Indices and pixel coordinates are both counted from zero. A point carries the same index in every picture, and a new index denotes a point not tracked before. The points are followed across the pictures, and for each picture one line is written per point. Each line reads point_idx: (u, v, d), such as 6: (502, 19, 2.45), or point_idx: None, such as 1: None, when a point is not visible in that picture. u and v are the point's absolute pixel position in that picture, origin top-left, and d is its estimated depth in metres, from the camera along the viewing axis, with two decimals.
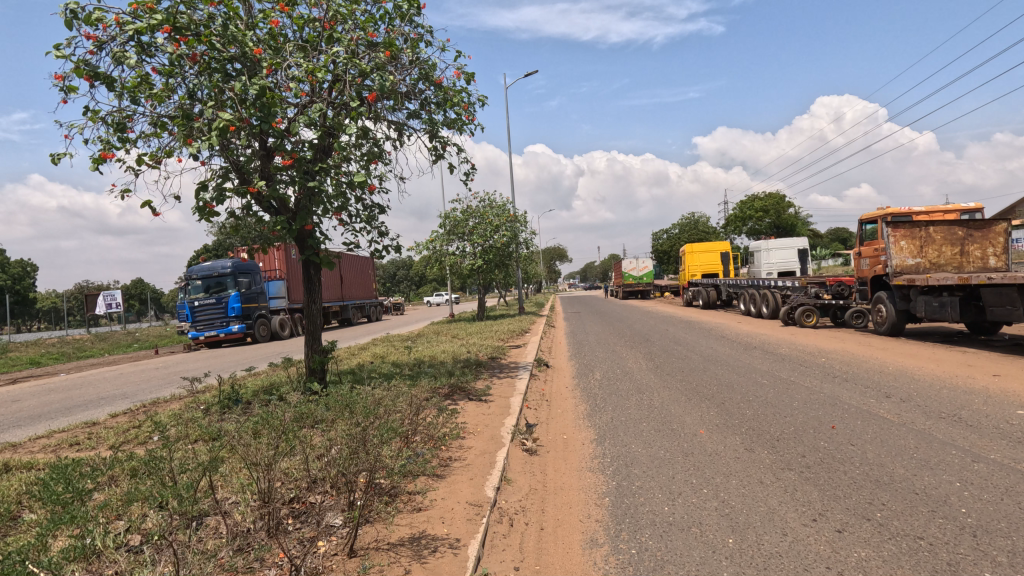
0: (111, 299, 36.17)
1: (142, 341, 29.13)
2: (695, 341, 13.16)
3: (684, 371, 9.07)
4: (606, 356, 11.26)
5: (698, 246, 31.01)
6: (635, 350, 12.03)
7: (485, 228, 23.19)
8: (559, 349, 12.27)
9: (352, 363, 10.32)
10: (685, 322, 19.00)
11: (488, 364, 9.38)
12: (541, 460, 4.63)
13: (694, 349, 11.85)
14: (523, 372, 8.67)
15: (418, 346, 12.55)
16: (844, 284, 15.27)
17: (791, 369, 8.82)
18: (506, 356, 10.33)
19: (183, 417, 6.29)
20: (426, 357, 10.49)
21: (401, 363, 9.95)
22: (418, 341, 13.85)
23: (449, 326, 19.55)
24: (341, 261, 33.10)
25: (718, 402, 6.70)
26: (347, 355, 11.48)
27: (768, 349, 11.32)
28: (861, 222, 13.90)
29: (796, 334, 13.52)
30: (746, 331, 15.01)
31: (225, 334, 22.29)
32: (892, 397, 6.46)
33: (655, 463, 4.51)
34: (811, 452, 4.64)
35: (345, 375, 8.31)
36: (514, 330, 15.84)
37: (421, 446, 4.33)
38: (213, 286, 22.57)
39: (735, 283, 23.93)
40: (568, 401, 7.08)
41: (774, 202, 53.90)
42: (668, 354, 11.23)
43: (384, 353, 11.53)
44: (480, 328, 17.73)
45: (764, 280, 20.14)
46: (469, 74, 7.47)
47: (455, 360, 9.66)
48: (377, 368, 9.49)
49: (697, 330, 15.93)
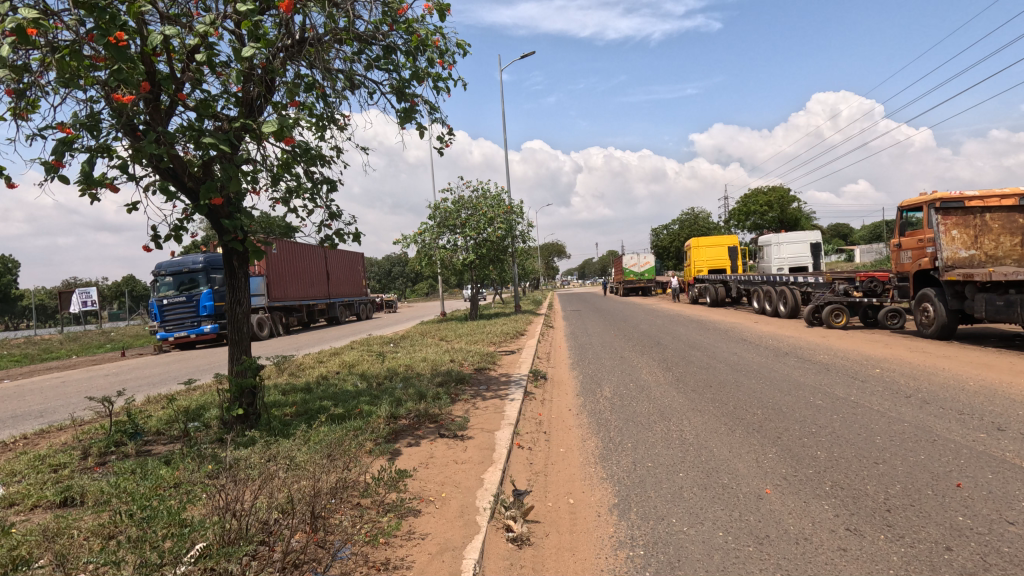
0: (87, 296, 34.39)
1: (117, 341, 27.49)
2: (715, 346, 11.54)
3: (713, 386, 7.40)
4: (614, 364, 9.64)
5: (705, 240, 29.37)
6: (647, 356, 10.39)
7: (479, 220, 21.51)
8: (559, 355, 10.63)
9: (313, 377, 8.65)
10: (696, 322, 17.34)
11: (473, 377, 7.72)
12: (536, 558, 2.93)
13: (715, 355, 10.24)
14: (515, 389, 7.01)
15: (397, 353, 10.87)
16: (878, 280, 13.60)
17: (843, 383, 7.18)
18: (496, 366, 8.65)
19: (48, 462, 4.62)
20: (401, 368, 8.81)
21: (371, 377, 8.30)
22: (398, 346, 12.15)
23: (438, 326, 17.89)
24: (328, 257, 31.38)
25: (772, 435, 5.04)
26: (310, 364, 9.81)
27: (803, 355, 9.69)
28: (901, 210, 12.27)
29: (828, 337, 11.87)
30: (769, 333, 13.37)
31: (196, 335, 20.54)
32: (1009, 431, 4.81)
33: (716, 563, 2.83)
34: (956, 539, 2.98)
35: (292, 398, 6.63)
36: (507, 331, 14.16)
37: (342, 546, 2.67)
38: (184, 283, 20.86)
39: (747, 279, 22.26)
40: (571, 430, 5.43)
41: (779, 195, 52.20)
42: (688, 361, 9.59)
43: (355, 362, 9.86)
44: (472, 329, 16.06)
45: (781, 276, 18.48)
46: (444, 6, 5.77)
47: (433, 373, 8.00)
48: (339, 385, 7.82)
49: (712, 332, 14.28)
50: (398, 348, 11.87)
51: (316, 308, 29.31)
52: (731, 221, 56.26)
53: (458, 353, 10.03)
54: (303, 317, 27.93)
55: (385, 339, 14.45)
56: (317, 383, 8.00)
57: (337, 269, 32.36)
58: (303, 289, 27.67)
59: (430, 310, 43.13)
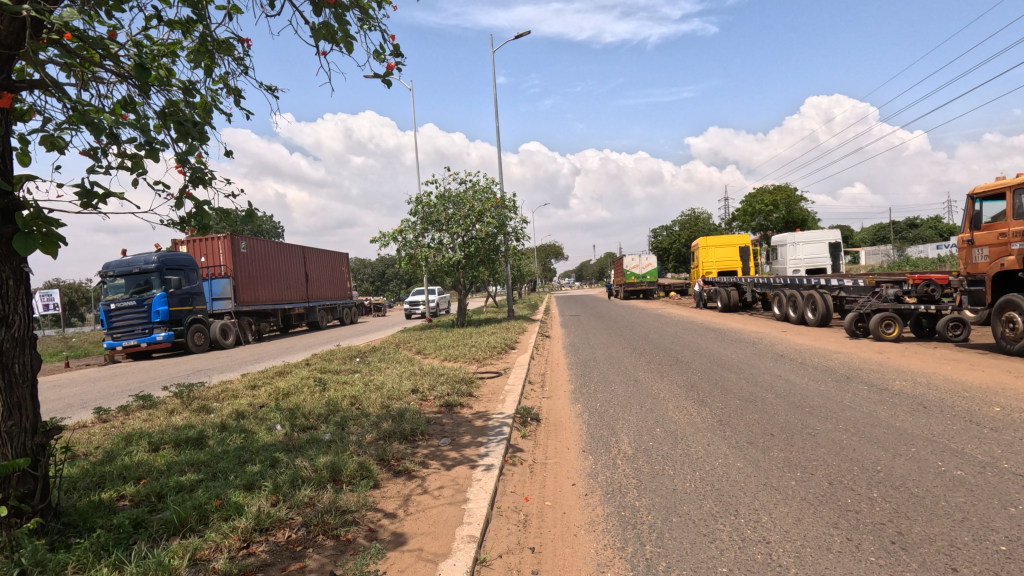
0: (48, 300, 31.94)
1: (75, 348, 25.24)
2: (751, 365, 9.32)
3: (777, 436, 5.18)
4: (629, 394, 7.42)
5: (714, 239, 27.18)
6: (671, 381, 8.16)
7: (466, 215, 19.34)
8: (557, 380, 8.36)
9: (224, 416, 6.37)
10: (714, 330, 15.16)
11: (436, 419, 5.54)
12: None
13: (756, 379, 8.05)
14: (492, 444, 4.72)
15: (352, 377, 8.63)
16: (935, 284, 11.32)
17: (969, 435, 4.95)
18: (471, 400, 6.46)
19: None
20: (346, 403, 6.53)
21: (302, 418, 6.04)
22: (361, 368, 9.96)
23: (421, 335, 15.77)
24: (308, 257, 29.16)
25: (941, 566, 2.80)
26: (233, 393, 7.62)
27: (871, 381, 7.48)
28: (974, 198, 10.11)
29: (886, 353, 9.68)
30: (809, 347, 11.15)
31: (147, 344, 18.19)
32: None
33: None
34: None
35: (152, 463, 4.40)
36: (496, 344, 11.95)
37: None
38: (134, 285, 18.50)
39: (765, 281, 20.09)
40: (580, 542, 3.19)
41: (785, 194, 50.19)
42: (725, 389, 7.38)
43: (292, 390, 7.58)
44: (454, 340, 13.83)
45: (807, 278, 16.33)
46: None
47: (384, 414, 5.72)
48: (251, 433, 5.55)
49: (737, 344, 12.09)
50: (360, 371, 9.62)
51: (293, 312, 27.06)
52: (735, 221, 54.13)
53: (426, 378, 7.76)
54: (279, 323, 25.68)
55: (350, 356, 12.24)
56: (222, 429, 5.73)
57: (317, 270, 30.07)
58: (278, 292, 25.41)
59: None
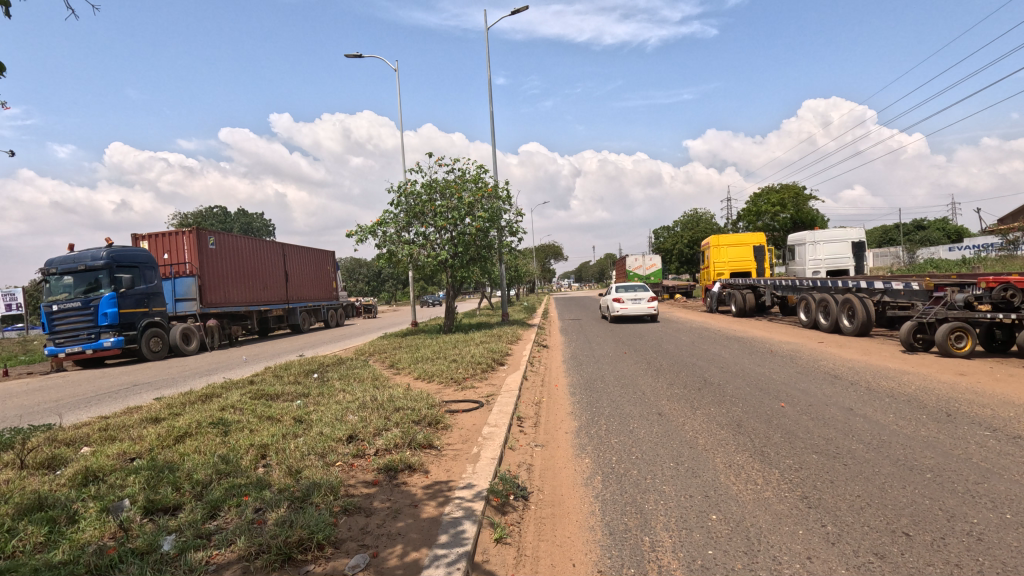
0: (10, 299, 29.75)
1: (30, 352, 23.03)
2: (804, 391, 7.30)
3: (924, 543, 3.11)
4: (655, 439, 5.34)
5: (726, 238, 25.14)
6: (707, 417, 6.09)
7: (455, 208, 17.37)
8: (556, 415, 6.26)
9: (62, 479, 4.31)
10: (739, 340, 13.12)
11: (367, 499, 3.51)
12: None
13: (822, 416, 5.98)
14: (438, 573, 2.64)
15: (287, 408, 6.58)
16: (1013, 288, 9.04)
17: None
18: (433, 455, 4.43)
19: None
20: (246, 460, 4.43)
21: (166, 488, 3.94)
22: (310, 393, 7.96)
23: (401, 344, 13.73)
24: (289, 256, 27.19)
25: None
26: (113, 435, 5.55)
27: (986, 421, 5.46)
28: None
29: (971, 375, 7.64)
30: (863, 364, 9.12)
31: (93, 350, 16.09)
32: None
33: None
34: None
35: None
36: (483, 357, 9.92)
37: None
38: (81, 284, 16.42)
39: (788, 283, 18.06)
40: None
41: (793, 192, 48.37)
42: (789, 435, 5.29)
43: (190, 430, 5.51)
44: (436, 350, 11.81)
45: (841, 281, 14.33)
46: None
47: (286, 491, 3.62)
48: (64, 527, 3.46)
49: (773, 360, 10.09)
50: (309, 397, 7.60)
51: (270, 314, 24.96)
52: (741, 221, 52.12)
53: (377, 413, 5.68)
54: (254, 326, 23.60)
55: (307, 373, 10.16)
56: (30, 513, 3.64)
57: (297, 269, 27.94)
58: (251, 292, 23.32)
59: (374, 329, 28.41)
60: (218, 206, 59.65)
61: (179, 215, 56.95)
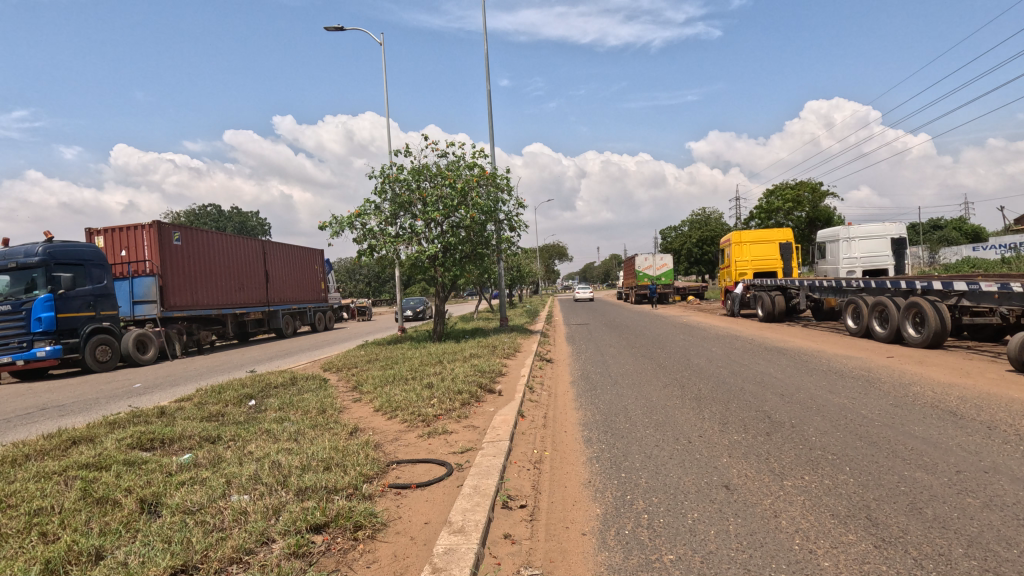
0: None
1: None
2: (929, 442, 4.95)
3: None
4: (741, 560, 3.01)
5: (750, 235, 22.70)
6: (809, 500, 3.76)
7: (446, 196, 15.09)
8: (567, 493, 3.94)
9: None
10: (785, 353, 10.75)
11: None
12: None
13: (1002, 501, 3.64)
14: None
15: (151, 475, 4.27)
16: None
17: None
18: None
19: None
20: None
21: None
22: (218, 437, 5.62)
23: (377, 356, 11.48)
24: (271, 254, 24.99)
25: None
26: None
27: None
28: None
29: None
30: (976, 393, 6.78)
31: (25, 362, 13.71)
32: None
33: None
34: None
35: None
36: (468, 379, 7.60)
37: None
38: (12, 284, 14.16)
39: (828, 284, 15.69)
40: None
41: (810, 189, 45.81)
42: (987, 554, 2.96)
43: None
44: (415, 367, 9.50)
45: (900, 281, 11.95)
46: None
47: None
48: None
49: (845, 382, 7.74)
50: (211, 446, 5.29)
51: (247, 318, 22.70)
52: (753, 220, 49.77)
53: (264, 501, 3.37)
54: (227, 330, 21.33)
55: (243, 398, 7.84)
56: None
57: (280, 269, 25.68)
58: (224, 293, 21.06)
59: (364, 334, 26.29)
60: (212, 205, 57.91)
61: (171, 214, 54.95)
